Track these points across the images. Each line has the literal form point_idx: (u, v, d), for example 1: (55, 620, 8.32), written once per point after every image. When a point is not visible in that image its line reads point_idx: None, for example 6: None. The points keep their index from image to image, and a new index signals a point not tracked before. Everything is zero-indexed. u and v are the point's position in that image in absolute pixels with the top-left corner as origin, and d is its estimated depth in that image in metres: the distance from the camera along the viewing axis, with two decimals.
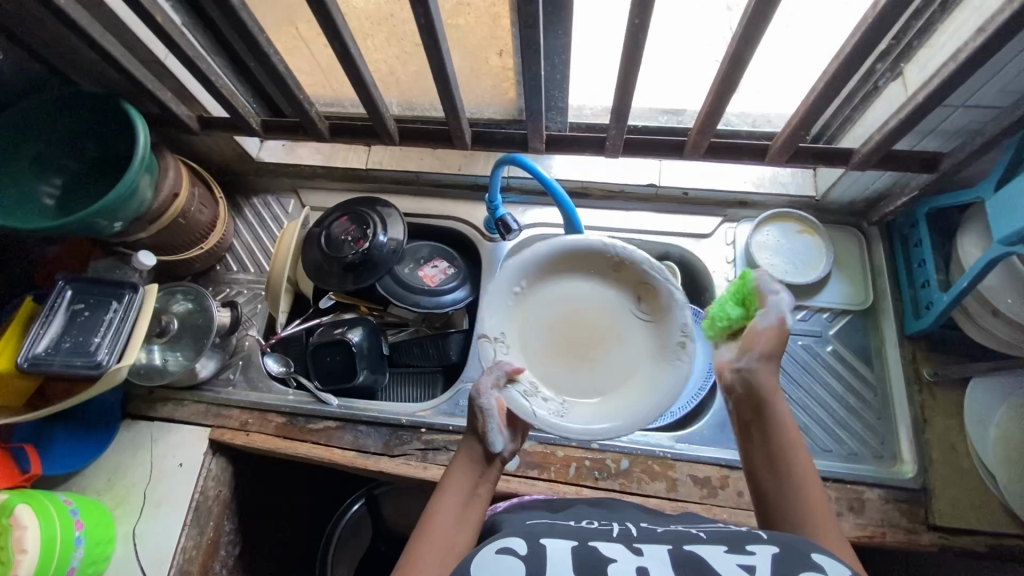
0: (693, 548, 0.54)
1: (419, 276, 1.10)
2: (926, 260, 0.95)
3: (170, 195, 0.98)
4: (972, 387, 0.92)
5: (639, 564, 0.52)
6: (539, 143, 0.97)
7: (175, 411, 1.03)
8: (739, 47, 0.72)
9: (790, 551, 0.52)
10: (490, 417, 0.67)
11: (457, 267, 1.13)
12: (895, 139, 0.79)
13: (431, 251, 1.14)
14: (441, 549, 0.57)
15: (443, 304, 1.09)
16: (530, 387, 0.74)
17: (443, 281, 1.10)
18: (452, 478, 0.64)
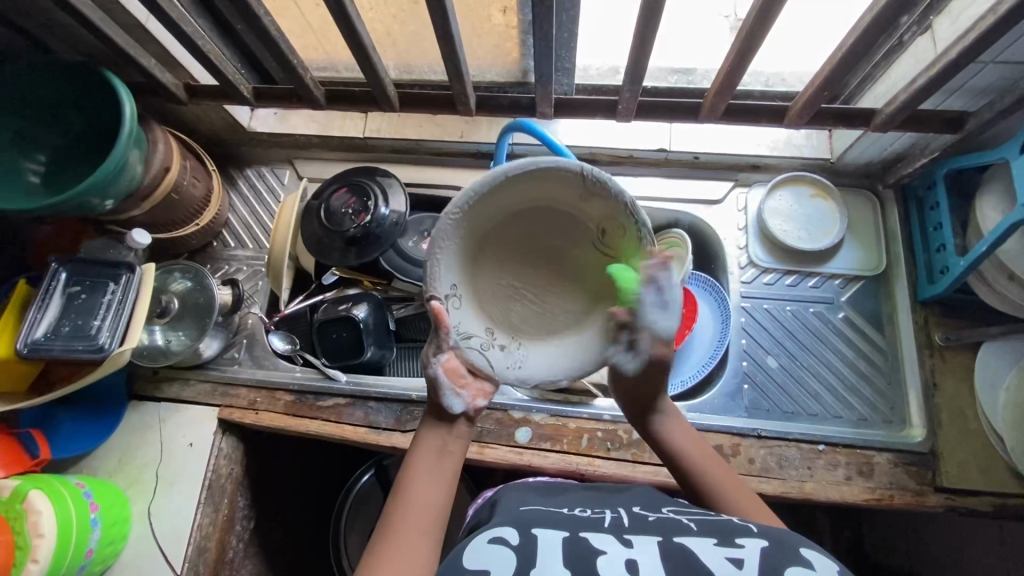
0: (682, 538, 0.57)
1: (423, 249, 1.08)
2: (943, 224, 0.94)
3: (162, 170, 0.93)
4: (982, 352, 0.92)
5: (630, 557, 0.55)
6: (548, 106, 0.92)
7: (182, 391, 1.02)
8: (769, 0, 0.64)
9: (776, 543, 0.55)
10: (440, 386, 0.66)
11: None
12: (922, 98, 0.75)
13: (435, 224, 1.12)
14: (417, 505, 0.61)
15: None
16: (486, 338, 0.68)
17: None
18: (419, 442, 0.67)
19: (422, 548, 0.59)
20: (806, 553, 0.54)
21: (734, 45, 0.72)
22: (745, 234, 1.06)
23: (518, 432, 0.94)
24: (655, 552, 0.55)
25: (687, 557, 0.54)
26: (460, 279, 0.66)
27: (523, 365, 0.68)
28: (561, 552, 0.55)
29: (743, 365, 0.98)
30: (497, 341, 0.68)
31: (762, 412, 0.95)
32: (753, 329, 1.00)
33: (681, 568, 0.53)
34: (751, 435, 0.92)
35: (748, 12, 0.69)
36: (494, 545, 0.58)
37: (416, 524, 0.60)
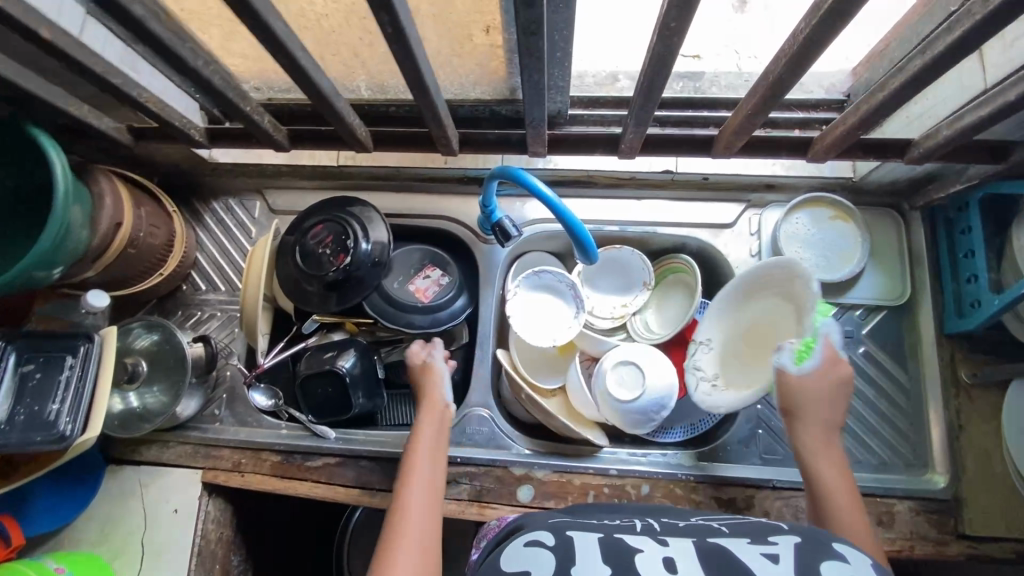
0: (717, 540, 0.57)
1: (410, 291, 1.00)
2: (976, 252, 0.86)
3: (112, 226, 0.83)
4: (1011, 390, 0.87)
5: (666, 555, 0.54)
6: (540, 146, 0.84)
7: (162, 453, 0.97)
8: (805, 49, 0.52)
9: (808, 539, 0.56)
10: (440, 380, 0.88)
11: (453, 275, 1.01)
12: (971, 135, 0.65)
13: (422, 258, 1.03)
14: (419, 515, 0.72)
15: (440, 321, 0.99)
16: (702, 377, 0.89)
17: (437, 293, 0.99)
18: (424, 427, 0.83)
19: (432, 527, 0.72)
20: (838, 549, 0.55)
21: (758, 91, 0.61)
22: (758, 261, 0.97)
23: (519, 490, 0.89)
24: (691, 550, 0.55)
25: (724, 555, 0.54)
26: (713, 335, 0.92)
27: (709, 395, 0.87)
28: (596, 549, 0.54)
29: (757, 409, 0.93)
30: (712, 381, 0.89)
31: (778, 459, 0.90)
32: None
33: (717, 561, 0.53)
34: (765, 486, 0.87)
35: (774, 55, 0.57)
36: (529, 547, 0.56)
37: (429, 498, 0.75)
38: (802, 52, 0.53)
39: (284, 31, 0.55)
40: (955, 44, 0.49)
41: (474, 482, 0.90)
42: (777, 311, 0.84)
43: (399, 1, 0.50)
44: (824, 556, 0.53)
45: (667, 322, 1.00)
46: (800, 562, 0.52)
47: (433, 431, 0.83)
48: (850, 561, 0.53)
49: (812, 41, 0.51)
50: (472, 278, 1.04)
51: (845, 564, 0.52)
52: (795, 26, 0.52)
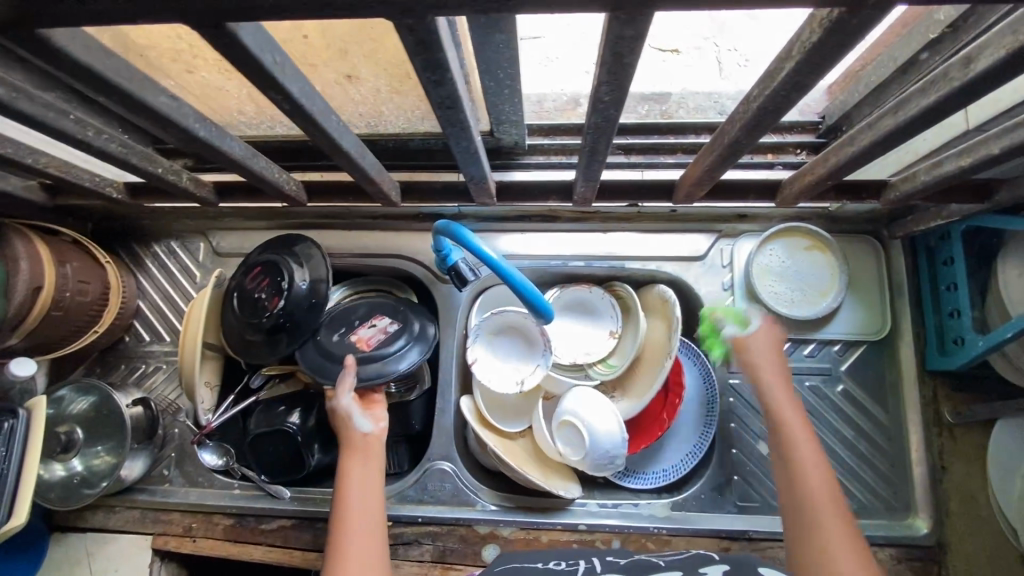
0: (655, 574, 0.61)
1: (351, 343, 0.89)
2: (959, 287, 0.80)
3: (31, 291, 0.77)
4: (997, 430, 0.82)
5: None
6: (486, 196, 0.78)
7: (108, 519, 0.92)
8: (762, 116, 0.45)
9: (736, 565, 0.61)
10: (352, 413, 0.81)
11: (402, 321, 0.91)
12: (949, 183, 0.60)
13: (369, 307, 0.94)
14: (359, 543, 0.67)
15: (384, 372, 0.86)
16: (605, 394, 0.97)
17: (381, 341, 0.88)
18: (349, 462, 0.77)
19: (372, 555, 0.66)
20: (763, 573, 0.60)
21: (715, 149, 0.55)
22: (732, 295, 0.92)
23: (484, 550, 0.85)
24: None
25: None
26: None
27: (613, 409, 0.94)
28: None
29: (732, 454, 0.88)
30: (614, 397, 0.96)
31: (755, 507, 0.85)
32: (742, 411, 0.89)
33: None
34: (741, 537, 0.83)
35: (731, 115, 0.50)
36: None
37: (363, 514, 0.70)
38: (758, 119, 0.46)
39: (172, 104, 0.48)
40: (929, 109, 0.43)
41: (437, 542, 0.86)
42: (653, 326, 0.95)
43: (292, 77, 0.43)
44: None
45: (626, 354, 0.94)
46: None
47: (361, 461, 0.77)
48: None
49: (767, 110, 0.44)
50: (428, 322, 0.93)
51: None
52: (748, 92, 0.45)
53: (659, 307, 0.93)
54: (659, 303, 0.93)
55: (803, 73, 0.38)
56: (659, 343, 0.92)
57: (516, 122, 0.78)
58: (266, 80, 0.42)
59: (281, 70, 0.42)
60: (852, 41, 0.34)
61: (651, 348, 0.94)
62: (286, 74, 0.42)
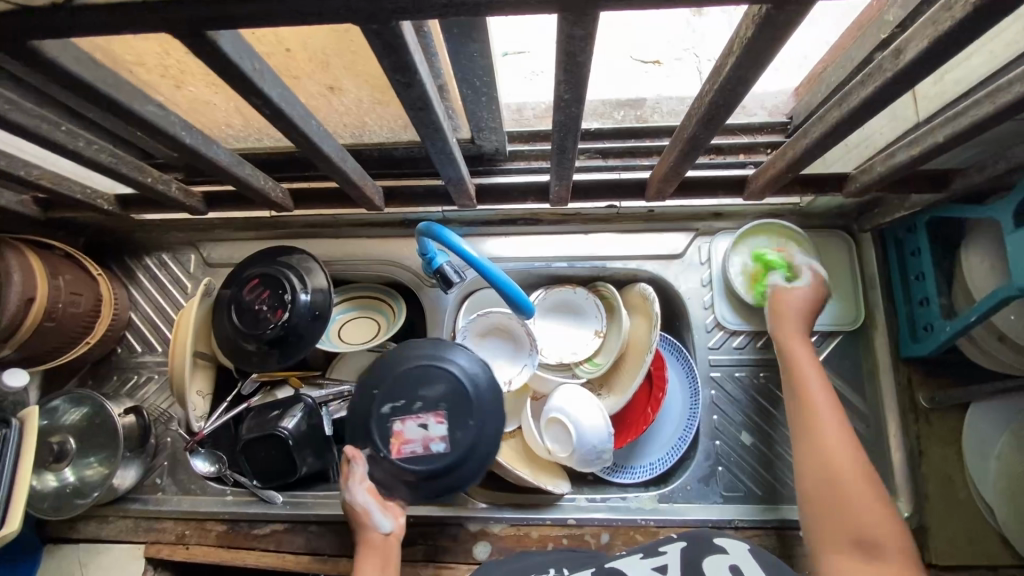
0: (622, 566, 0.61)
1: (392, 430, 0.75)
2: (926, 276, 0.83)
3: (24, 302, 0.79)
4: (970, 414, 0.86)
5: None
6: (468, 198, 0.80)
7: (101, 529, 0.92)
8: (713, 111, 0.48)
9: (693, 542, 0.66)
10: (371, 510, 0.76)
11: (449, 450, 0.74)
12: (903, 172, 0.63)
13: (443, 398, 0.75)
14: None
15: (399, 484, 0.76)
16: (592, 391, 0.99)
17: (420, 455, 0.74)
18: (365, 562, 0.74)
19: None
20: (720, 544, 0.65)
21: (677, 145, 0.58)
22: (710, 291, 0.95)
23: (475, 547, 0.86)
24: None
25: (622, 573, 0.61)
26: None
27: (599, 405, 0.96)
28: None
29: (716, 445, 0.90)
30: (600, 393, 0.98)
31: (740, 496, 0.87)
32: (725, 402, 0.91)
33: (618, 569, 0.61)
34: (727, 527, 0.85)
35: (689, 111, 0.53)
36: None
37: None
38: (712, 114, 0.49)
39: (159, 113, 0.51)
40: (868, 100, 0.47)
41: (428, 541, 0.87)
42: (636, 323, 0.97)
43: (270, 82, 0.46)
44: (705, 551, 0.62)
45: (611, 351, 0.95)
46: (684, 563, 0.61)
47: (377, 565, 0.73)
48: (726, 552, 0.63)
49: (718, 102, 0.47)
50: (479, 457, 0.75)
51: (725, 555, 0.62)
52: (701, 87, 0.48)
53: (641, 304, 0.96)
54: (642, 301, 0.96)
55: (745, 65, 0.41)
56: (642, 339, 0.94)
57: (496, 128, 0.81)
58: (245, 86, 0.44)
59: (260, 76, 0.44)
60: (783, 35, 0.37)
61: (634, 344, 0.96)
62: (264, 80, 0.45)
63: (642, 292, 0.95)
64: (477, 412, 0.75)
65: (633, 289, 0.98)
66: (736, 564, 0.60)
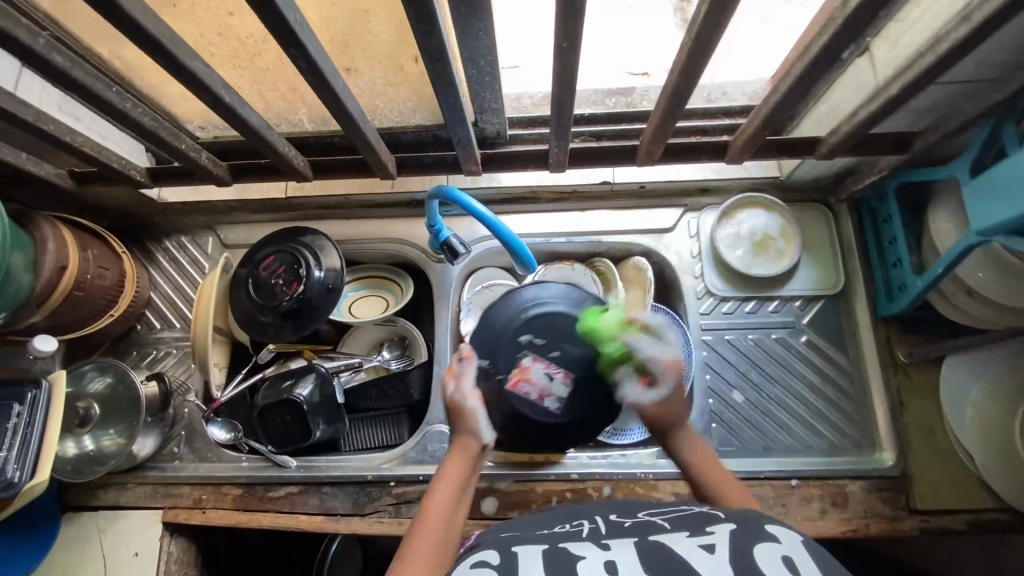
0: (656, 536, 0.55)
1: (520, 364, 0.73)
2: (898, 239, 0.90)
3: (57, 270, 0.83)
4: (946, 366, 0.91)
5: (608, 560, 0.51)
6: (474, 164, 0.87)
7: (120, 496, 0.95)
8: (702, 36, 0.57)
9: (744, 525, 0.55)
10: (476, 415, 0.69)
11: (560, 413, 0.73)
12: (867, 129, 0.71)
13: (583, 363, 0.73)
14: (440, 538, 0.58)
15: (495, 411, 0.74)
16: None
17: (534, 402, 0.73)
18: (450, 462, 0.66)
19: (449, 556, 0.58)
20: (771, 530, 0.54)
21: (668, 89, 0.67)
22: (701, 261, 1.01)
23: (483, 502, 0.89)
24: (633, 553, 0.52)
25: (665, 552, 0.51)
26: None
27: None
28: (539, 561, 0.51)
29: (709, 403, 0.95)
30: None
31: (733, 450, 0.92)
32: (717, 364, 0.97)
33: (664, 568, 0.49)
34: (723, 478, 0.89)
35: (671, 65, 0.65)
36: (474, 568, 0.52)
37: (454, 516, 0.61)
38: (701, 39, 0.57)
39: (205, 70, 0.57)
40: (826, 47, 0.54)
41: None
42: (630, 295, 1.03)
43: (307, 36, 0.53)
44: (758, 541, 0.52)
45: None
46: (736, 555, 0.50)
47: (462, 468, 0.65)
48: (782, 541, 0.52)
49: (708, 25, 0.55)
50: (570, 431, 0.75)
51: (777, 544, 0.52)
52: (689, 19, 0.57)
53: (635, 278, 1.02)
54: (636, 274, 1.02)
55: None
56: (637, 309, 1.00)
57: (497, 109, 0.85)
58: (287, 37, 0.51)
59: (300, 28, 0.51)
60: None
61: None
62: (304, 32, 0.52)
63: (637, 266, 1.01)
64: (598, 396, 0.74)
65: (628, 263, 1.04)
66: (790, 555, 0.50)
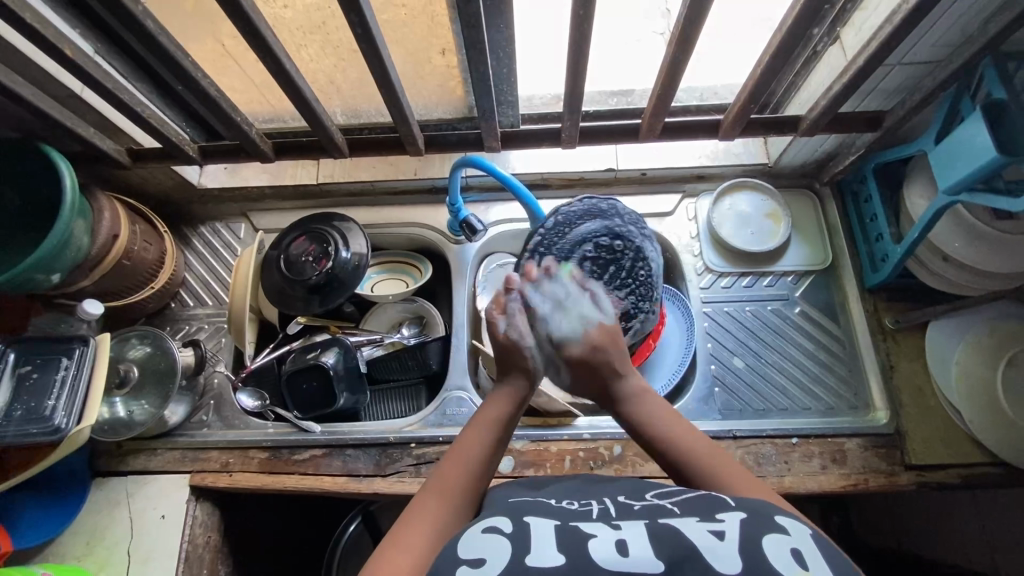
0: (666, 518, 0.52)
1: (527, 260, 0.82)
2: (877, 215, 0.99)
3: (110, 238, 0.91)
4: (930, 331, 0.98)
5: (619, 539, 0.49)
6: (494, 141, 0.99)
7: (150, 461, 0.99)
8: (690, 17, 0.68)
9: (754, 513, 0.51)
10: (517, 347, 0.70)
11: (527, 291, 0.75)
12: (841, 102, 0.80)
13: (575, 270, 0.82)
14: (464, 482, 0.59)
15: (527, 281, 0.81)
16: None
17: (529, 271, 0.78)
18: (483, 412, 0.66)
19: (469, 503, 0.58)
20: (781, 520, 0.51)
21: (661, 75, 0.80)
22: (699, 242, 1.09)
23: (500, 461, 0.94)
24: (643, 534, 0.49)
25: (674, 535, 0.49)
26: None
27: None
28: (550, 539, 0.49)
29: (712, 369, 1.02)
30: None
31: (735, 412, 0.98)
32: (717, 333, 1.04)
33: (673, 551, 0.47)
34: (727, 437, 0.94)
35: (668, 42, 0.75)
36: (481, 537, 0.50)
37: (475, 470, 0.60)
38: (692, 14, 0.68)
39: None
40: None
41: None
42: None
43: None
44: (769, 531, 0.49)
45: None
46: (746, 539, 0.47)
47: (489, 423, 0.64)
48: (795, 535, 0.48)
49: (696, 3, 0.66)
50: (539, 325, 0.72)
51: (787, 536, 0.48)
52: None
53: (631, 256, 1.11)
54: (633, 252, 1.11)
55: None
56: None
57: (513, 103, 0.92)
58: None
59: None
60: None
61: None
62: None
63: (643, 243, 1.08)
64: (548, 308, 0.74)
65: None
66: (799, 548, 0.47)
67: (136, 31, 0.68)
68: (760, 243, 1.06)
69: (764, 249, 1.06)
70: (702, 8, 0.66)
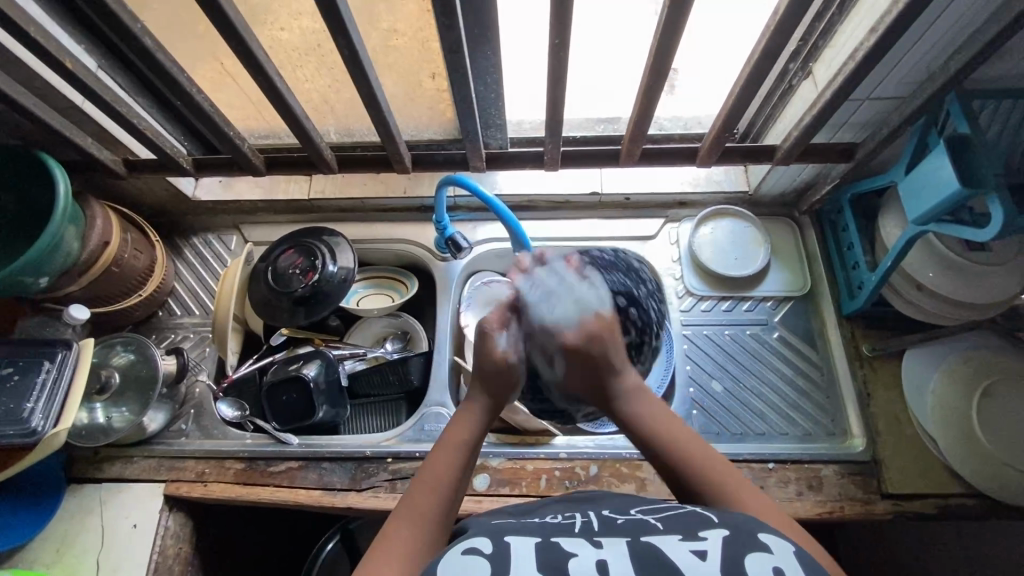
0: (648, 536, 0.51)
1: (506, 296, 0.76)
2: (854, 244, 1.01)
3: (100, 244, 0.93)
4: (907, 359, 0.98)
5: (600, 559, 0.49)
6: (479, 161, 1.01)
7: (125, 470, 0.98)
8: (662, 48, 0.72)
9: (738, 531, 0.51)
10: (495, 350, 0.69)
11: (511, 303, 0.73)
12: (813, 132, 0.83)
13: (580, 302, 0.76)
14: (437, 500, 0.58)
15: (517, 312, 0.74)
16: None
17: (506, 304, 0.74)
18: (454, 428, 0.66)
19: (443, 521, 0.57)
20: (763, 537, 0.50)
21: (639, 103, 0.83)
22: (679, 265, 1.11)
23: (475, 479, 0.93)
24: (625, 554, 0.49)
25: (658, 558, 0.48)
26: None
27: None
28: (531, 558, 0.49)
29: (690, 392, 1.02)
30: None
31: (712, 435, 0.98)
32: (697, 356, 1.05)
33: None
34: None
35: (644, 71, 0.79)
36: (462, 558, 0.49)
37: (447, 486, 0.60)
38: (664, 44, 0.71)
39: None
40: None
41: None
42: None
43: None
44: (750, 548, 0.48)
45: None
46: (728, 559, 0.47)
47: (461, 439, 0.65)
48: (777, 551, 0.48)
49: (667, 31, 0.69)
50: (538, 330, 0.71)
51: (770, 554, 0.48)
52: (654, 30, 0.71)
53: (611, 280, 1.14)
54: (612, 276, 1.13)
55: None
56: None
57: (501, 125, 0.95)
58: None
59: None
60: None
61: None
62: None
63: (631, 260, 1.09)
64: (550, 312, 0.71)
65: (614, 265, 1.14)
66: (781, 568, 0.46)
67: (134, 47, 0.71)
68: (739, 268, 1.08)
69: (742, 273, 1.07)
70: (673, 39, 0.70)
